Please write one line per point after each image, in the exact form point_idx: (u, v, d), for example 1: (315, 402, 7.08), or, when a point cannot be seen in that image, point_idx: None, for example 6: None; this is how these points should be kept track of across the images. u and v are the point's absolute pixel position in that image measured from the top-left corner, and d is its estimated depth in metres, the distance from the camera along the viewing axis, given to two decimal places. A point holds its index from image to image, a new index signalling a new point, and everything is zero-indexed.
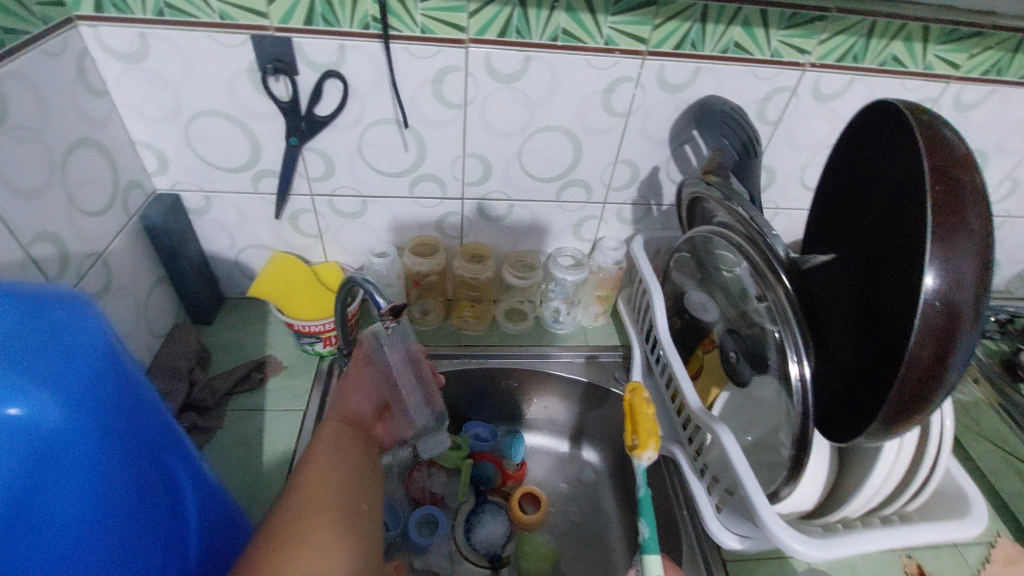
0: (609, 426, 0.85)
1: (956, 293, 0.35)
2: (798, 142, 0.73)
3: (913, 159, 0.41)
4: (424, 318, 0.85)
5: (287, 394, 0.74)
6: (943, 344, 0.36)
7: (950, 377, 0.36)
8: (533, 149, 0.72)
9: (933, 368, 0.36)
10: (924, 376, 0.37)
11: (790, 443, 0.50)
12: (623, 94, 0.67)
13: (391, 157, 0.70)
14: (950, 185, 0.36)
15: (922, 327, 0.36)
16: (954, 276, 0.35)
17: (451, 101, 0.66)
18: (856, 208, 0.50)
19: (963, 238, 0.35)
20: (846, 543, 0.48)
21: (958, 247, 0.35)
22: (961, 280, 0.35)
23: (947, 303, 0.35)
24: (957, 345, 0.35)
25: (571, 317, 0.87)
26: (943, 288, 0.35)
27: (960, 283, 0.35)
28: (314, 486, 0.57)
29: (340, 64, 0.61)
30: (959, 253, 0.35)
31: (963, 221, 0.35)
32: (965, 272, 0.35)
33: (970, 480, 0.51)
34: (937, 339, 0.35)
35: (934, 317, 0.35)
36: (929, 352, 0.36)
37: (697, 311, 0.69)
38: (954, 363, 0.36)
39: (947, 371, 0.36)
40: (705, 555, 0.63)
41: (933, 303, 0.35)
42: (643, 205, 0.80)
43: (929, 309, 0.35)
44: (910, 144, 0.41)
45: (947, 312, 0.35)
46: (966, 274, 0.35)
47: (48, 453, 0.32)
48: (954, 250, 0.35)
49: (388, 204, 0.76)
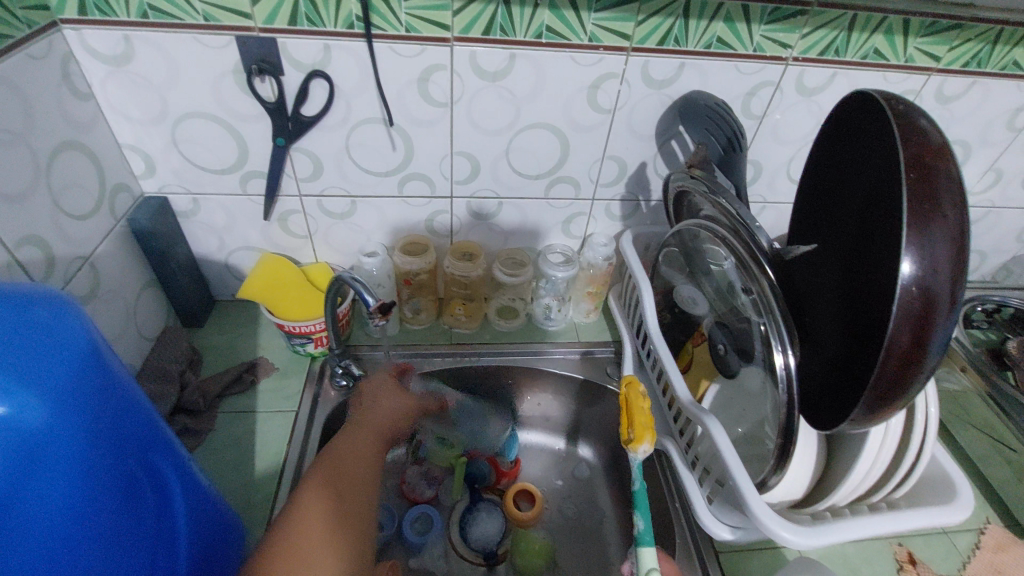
0: (603, 421, 0.86)
1: (932, 279, 0.35)
2: (784, 136, 0.74)
3: (889, 148, 0.41)
4: (416, 317, 0.85)
5: (280, 395, 0.74)
6: (920, 329, 0.36)
7: (929, 362, 0.37)
8: (520, 147, 0.72)
9: (912, 354, 0.37)
10: (903, 361, 0.37)
11: (777, 432, 0.50)
12: (609, 90, 0.67)
13: (379, 156, 0.71)
14: (925, 173, 0.37)
15: (898, 314, 0.36)
16: (931, 263, 0.35)
17: (437, 100, 0.66)
18: (835, 199, 0.51)
19: (937, 226, 0.36)
20: (834, 530, 0.49)
21: (934, 235, 0.35)
22: (937, 266, 0.35)
23: (924, 290, 0.35)
24: (935, 330, 0.36)
25: (563, 314, 0.87)
26: (919, 275, 0.35)
27: (936, 269, 0.35)
28: (308, 492, 0.57)
29: (326, 63, 0.61)
30: (934, 241, 0.35)
31: (937, 208, 0.36)
32: (940, 259, 0.35)
33: (956, 465, 0.52)
34: (914, 326, 0.36)
35: (911, 303, 0.36)
36: (907, 337, 0.36)
37: (687, 305, 0.69)
38: (933, 348, 0.36)
39: (925, 357, 0.37)
40: (698, 547, 0.64)
41: (911, 289, 0.36)
42: (632, 201, 0.80)
43: (907, 296, 0.36)
44: (886, 134, 0.42)
45: (924, 298, 0.36)
46: (941, 261, 0.35)
47: (36, 452, 0.32)
48: (928, 237, 0.35)
49: (378, 204, 0.76)
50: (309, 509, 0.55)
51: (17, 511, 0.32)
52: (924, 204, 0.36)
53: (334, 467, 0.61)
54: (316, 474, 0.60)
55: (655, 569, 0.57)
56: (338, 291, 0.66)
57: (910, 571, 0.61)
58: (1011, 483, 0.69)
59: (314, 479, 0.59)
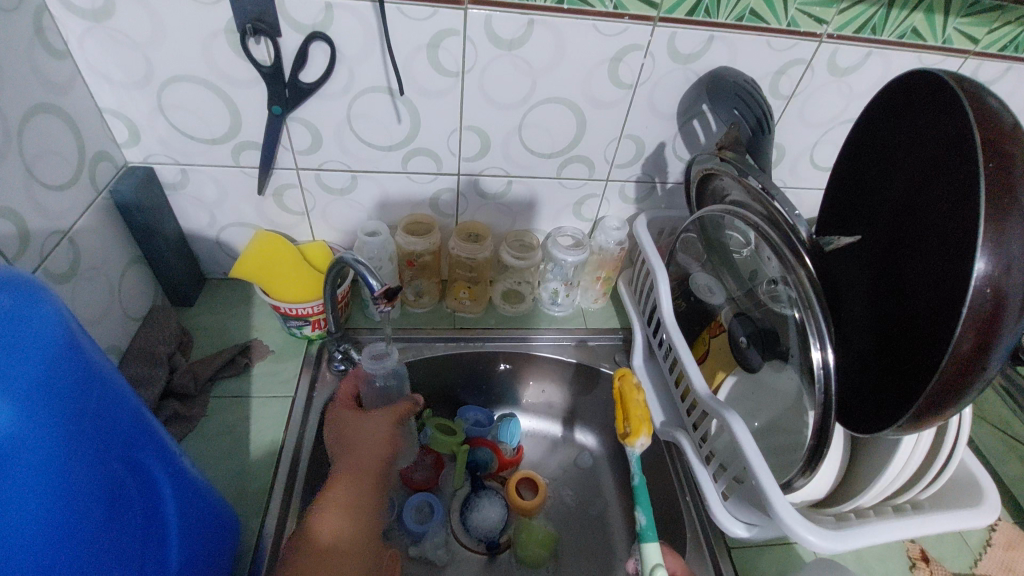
0: (605, 409, 0.84)
1: (1004, 279, 0.32)
2: (810, 117, 0.70)
3: (953, 133, 0.38)
4: (418, 300, 0.82)
5: (275, 379, 0.71)
6: (986, 335, 0.33)
7: (991, 368, 0.34)
8: (534, 122, 0.67)
9: (973, 360, 0.34)
10: (963, 367, 0.35)
11: (810, 431, 0.48)
12: (632, 64, 0.63)
13: (382, 128, 0.66)
14: (1003, 160, 0.34)
15: (965, 318, 0.33)
16: (1008, 262, 0.32)
17: (448, 69, 0.61)
18: (880, 188, 0.48)
19: (1015, 221, 0.32)
20: (860, 534, 0.47)
21: (1011, 230, 0.32)
22: (1012, 266, 0.32)
23: (997, 292, 0.33)
24: (1001, 337, 0.33)
25: (570, 300, 0.84)
26: (991, 275, 0.33)
27: (1012, 268, 0.32)
28: (324, 509, 0.59)
29: (327, 25, 0.56)
30: (1011, 237, 0.32)
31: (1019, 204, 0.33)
32: (1016, 258, 0.32)
33: (983, 467, 0.50)
34: (979, 330, 0.33)
35: (980, 305, 0.33)
36: (970, 343, 0.34)
37: (703, 294, 0.67)
38: (998, 355, 0.34)
39: (986, 365, 0.34)
40: (709, 541, 0.62)
41: (983, 291, 0.33)
42: (648, 183, 0.76)
43: (975, 301, 0.33)
44: (951, 120, 0.39)
45: (998, 302, 0.33)
46: (1017, 260, 0.32)
47: (23, 451, 0.28)
48: (1005, 231, 0.32)
49: (380, 179, 0.71)
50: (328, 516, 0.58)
51: (12, 520, 0.28)
52: (1002, 196, 0.33)
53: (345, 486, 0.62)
54: (329, 495, 0.60)
55: (661, 565, 0.55)
56: (340, 272, 0.62)
57: (922, 568, 0.60)
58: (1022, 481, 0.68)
59: (340, 486, 0.61)
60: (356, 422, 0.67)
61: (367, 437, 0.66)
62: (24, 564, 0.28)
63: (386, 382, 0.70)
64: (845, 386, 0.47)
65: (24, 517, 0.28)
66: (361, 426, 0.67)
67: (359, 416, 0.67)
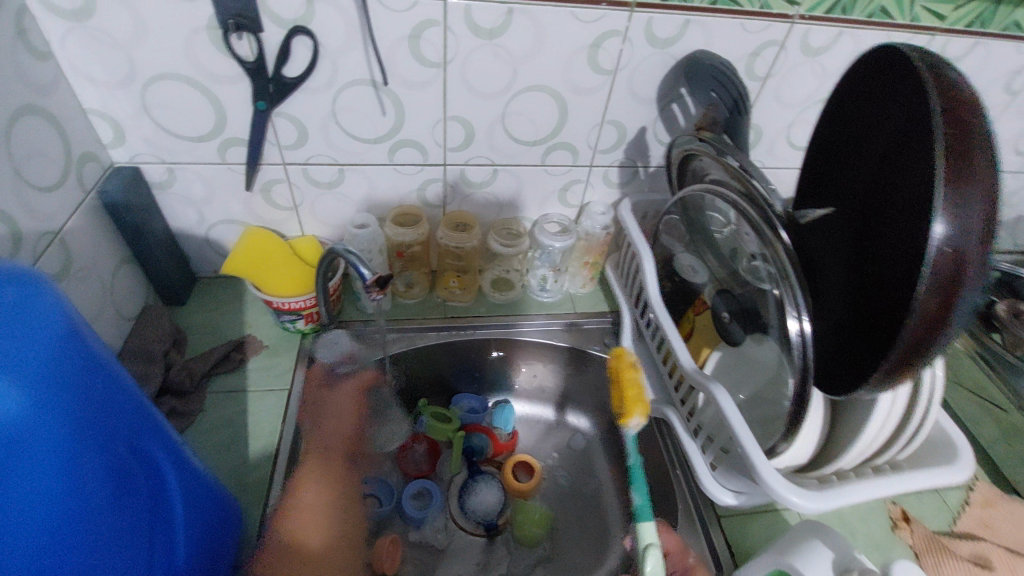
0: (597, 391, 0.85)
1: (963, 239, 0.34)
2: (785, 98, 0.72)
3: (914, 103, 0.40)
4: (409, 291, 0.83)
5: (270, 373, 0.72)
6: (949, 292, 0.35)
7: (953, 324, 0.36)
8: (517, 110, 0.68)
9: (938, 316, 0.36)
10: (930, 324, 0.36)
11: (790, 398, 0.49)
12: (610, 50, 0.64)
13: (367, 121, 0.67)
14: (962, 129, 0.36)
15: (929, 277, 0.35)
16: (965, 223, 0.34)
17: (430, 60, 0.62)
18: (851, 162, 0.49)
19: (972, 185, 0.34)
20: (840, 494, 0.49)
21: (969, 193, 0.34)
22: (970, 226, 0.34)
23: (957, 252, 0.34)
24: (962, 294, 0.35)
25: (558, 286, 0.86)
26: (950, 236, 0.35)
27: (970, 229, 0.34)
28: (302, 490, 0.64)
29: (309, 19, 0.57)
30: (969, 200, 0.34)
31: (974, 168, 0.34)
32: (972, 219, 0.34)
33: (957, 427, 0.52)
34: (943, 288, 0.35)
35: (942, 265, 0.35)
36: (935, 301, 0.36)
37: (687, 274, 0.68)
38: (960, 311, 0.36)
39: (950, 321, 0.36)
40: (699, 511, 0.64)
41: (944, 250, 0.35)
42: (631, 167, 0.78)
43: (937, 261, 0.35)
44: (913, 92, 0.40)
45: (957, 261, 0.35)
46: (975, 221, 0.34)
47: (33, 437, 0.29)
48: (964, 195, 0.34)
49: (367, 172, 0.72)
50: (308, 499, 0.64)
51: (17, 505, 0.28)
52: (960, 163, 0.35)
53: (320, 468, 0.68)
54: (303, 478, 0.65)
55: (656, 544, 0.57)
56: (331, 264, 0.62)
57: (904, 528, 0.63)
58: (999, 443, 0.71)
59: (311, 469, 0.67)
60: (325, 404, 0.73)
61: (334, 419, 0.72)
62: (33, 544, 0.29)
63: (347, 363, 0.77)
64: (825, 354, 0.49)
65: (37, 502, 0.30)
66: (331, 409, 0.73)
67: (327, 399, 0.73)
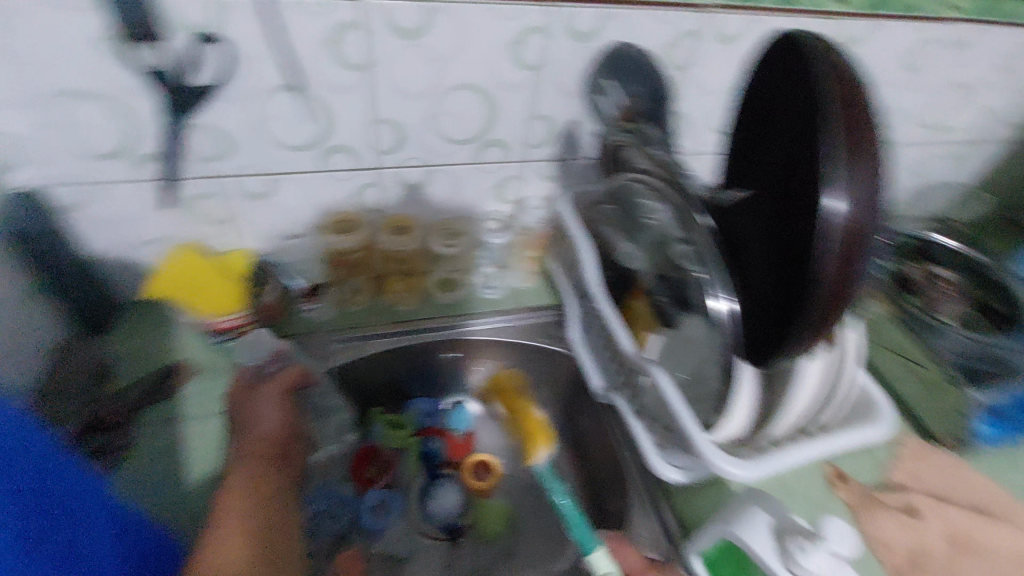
0: (549, 383, 0.86)
1: (861, 212, 0.38)
2: (705, 85, 0.74)
3: (808, 89, 0.44)
4: (354, 297, 0.81)
5: (208, 397, 0.69)
6: (851, 259, 0.39)
7: (853, 288, 0.40)
8: (446, 109, 0.68)
9: (842, 282, 0.40)
10: (837, 290, 0.40)
11: (721, 370, 0.52)
12: (534, 45, 0.64)
13: (291, 128, 0.64)
14: (852, 112, 0.39)
15: (835, 246, 0.39)
16: (862, 197, 0.38)
17: (352, 62, 0.60)
18: (759, 151, 0.53)
19: (864, 162, 0.38)
20: (774, 459, 0.51)
21: (862, 170, 0.38)
22: (864, 200, 0.38)
23: (855, 223, 0.38)
24: (860, 260, 0.39)
25: (502, 281, 0.87)
26: (851, 209, 0.38)
27: (866, 203, 0.38)
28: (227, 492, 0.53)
29: (218, 24, 0.55)
30: (863, 176, 0.38)
31: (864, 148, 0.39)
32: (867, 193, 0.38)
33: (877, 389, 0.56)
34: (846, 256, 0.39)
35: (843, 236, 0.39)
36: (840, 269, 0.39)
37: (625, 260, 0.69)
38: (858, 276, 0.40)
39: (851, 286, 0.40)
40: (652, 492, 0.66)
41: (845, 223, 0.39)
42: (565, 160, 0.79)
43: (839, 232, 0.39)
44: (806, 79, 0.44)
45: (854, 232, 0.39)
46: (868, 194, 0.38)
47: None
48: (858, 172, 0.38)
49: (296, 181, 0.70)
50: (235, 497, 0.53)
51: None
52: (852, 143, 0.39)
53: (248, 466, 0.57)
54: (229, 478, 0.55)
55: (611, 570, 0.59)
56: None
57: (840, 487, 0.66)
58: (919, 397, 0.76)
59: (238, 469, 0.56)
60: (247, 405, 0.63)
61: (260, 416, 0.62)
62: None
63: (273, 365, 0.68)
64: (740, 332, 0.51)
65: None
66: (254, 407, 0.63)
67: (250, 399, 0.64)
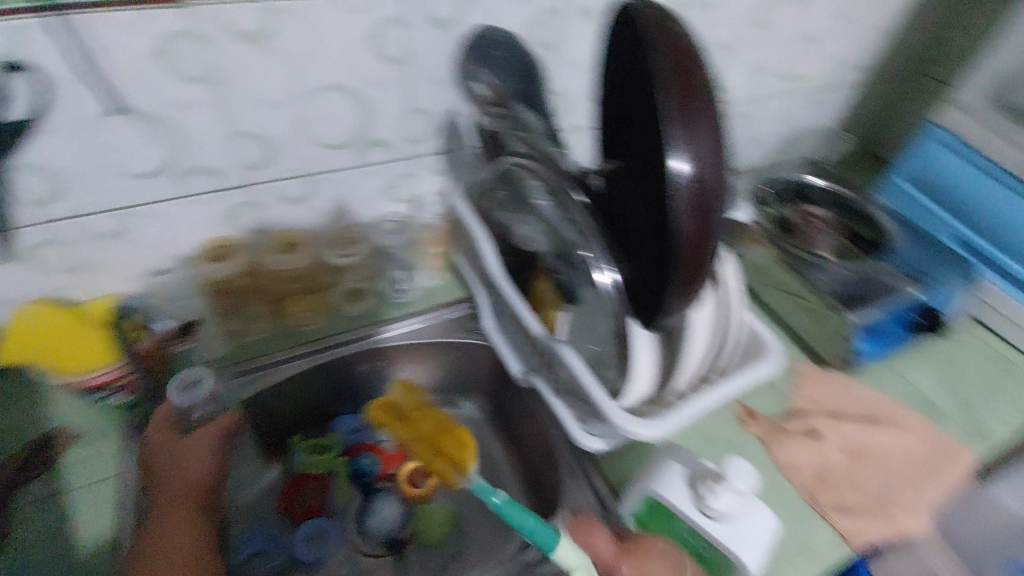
0: (473, 377, 0.86)
1: (702, 170, 0.41)
2: (576, 60, 0.75)
3: (639, 55, 0.45)
4: (249, 326, 0.75)
5: (93, 462, 0.62)
6: (702, 215, 0.41)
7: (710, 241, 0.43)
8: (310, 113, 0.64)
9: (699, 238, 0.42)
10: (696, 246, 0.42)
11: (617, 337, 0.54)
12: (392, 37, 0.62)
13: (135, 154, 0.58)
14: (685, 75, 0.41)
15: (685, 206, 0.41)
16: (701, 157, 0.40)
17: (190, 75, 0.55)
18: (616, 122, 0.53)
19: (699, 124, 0.40)
20: (680, 412, 0.54)
21: (697, 131, 0.40)
22: (704, 158, 0.41)
23: (699, 181, 0.41)
24: (710, 214, 0.42)
25: (411, 283, 0.83)
26: (693, 169, 0.40)
27: (704, 161, 0.41)
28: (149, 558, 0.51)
29: (15, 49, 0.48)
30: (699, 136, 0.40)
31: (698, 110, 0.41)
32: (704, 152, 0.41)
33: (765, 327, 0.60)
34: (698, 214, 0.41)
35: (691, 194, 0.41)
36: (694, 226, 0.42)
37: (525, 244, 0.68)
38: (711, 229, 0.42)
39: (708, 239, 0.43)
40: (583, 465, 0.67)
41: (690, 183, 0.41)
42: (450, 151, 0.77)
43: (687, 191, 0.41)
44: (637, 45, 0.45)
45: (699, 190, 0.41)
46: (706, 153, 0.41)
47: None
48: (694, 133, 0.40)
49: (156, 211, 0.64)
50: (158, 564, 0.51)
51: None
52: (688, 106, 0.40)
53: (170, 523, 0.55)
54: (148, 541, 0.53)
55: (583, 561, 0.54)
56: None
57: (751, 424, 0.71)
58: (809, 327, 0.83)
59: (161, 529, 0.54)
60: (173, 450, 0.60)
61: (190, 462, 0.60)
62: None
63: (208, 410, 0.65)
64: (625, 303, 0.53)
65: None
66: (178, 452, 0.60)
67: (179, 446, 0.61)
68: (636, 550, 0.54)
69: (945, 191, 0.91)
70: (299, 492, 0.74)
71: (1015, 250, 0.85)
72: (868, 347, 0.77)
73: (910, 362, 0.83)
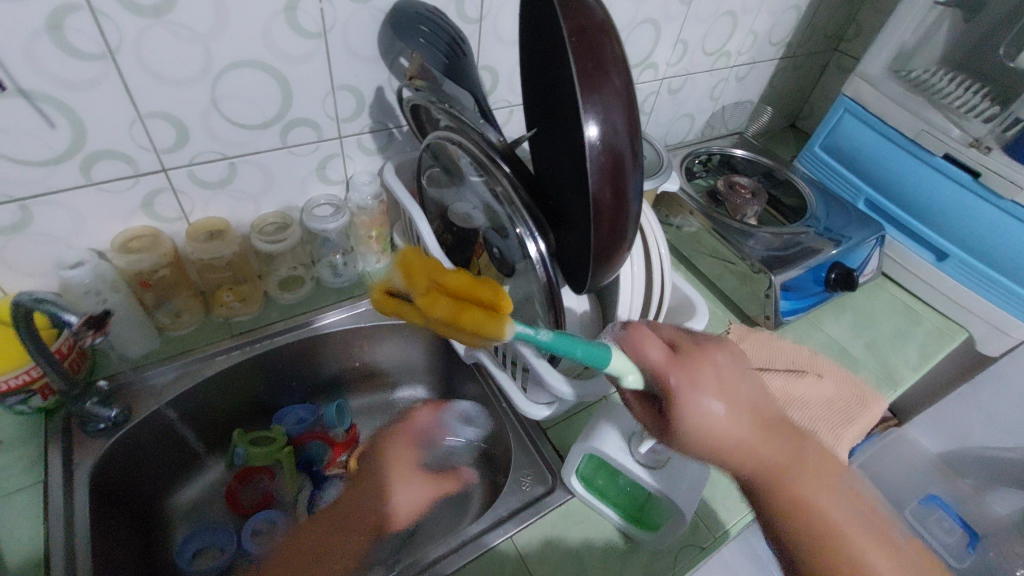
0: (421, 358, 0.86)
1: (614, 137, 0.42)
2: (504, 35, 0.75)
3: (550, 23, 0.45)
4: (177, 321, 0.73)
5: (12, 471, 0.59)
6: (616, 182, 0.43)
7: (627, 206, 0.45)
8: (228, 92, 0.61)
9: (615, 204, 0.44)
10: (613, 211, 0.44)
11: (550, 305, 0.56)
12: (310, 10, 0.60)
13: (33, 139, 0.54)
14: (592, 44, 0.42)
15: (599, 173, 0.43)
16: (611, 124, 0.42)
17: (89, 52, 0.51)
18: (539, 92, 0.54)
19: (608, 92, 0.42)
20: None
21: (607, 99, 0.42)
22: (615, 126, 0.42)
23: (611, 148, 0.42)
24: (625, 180, 0.44)
25: (350, 268, 0.82)
26: (604, 136, 0.42)
27: (616, 128, 0.42)
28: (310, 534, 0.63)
29: None
30: (609, 104, 0.42)
31: (606, 76, 0.42)
32: (615, 119, 0.42)
33: (691, 288, 0.64)
34: (611, 180, 0.43)
35: (604, 161, 0.42)
36: (609, 191, 0.44)
37: (462, 221, 0.69)
38: (627, 195, 0.45)
39: (624, 204, 0.45)
40: (530, 433, 0.69)
41: (603, 150, 0.42)
42: (383, 130, 0.76)
43: (600, 158, 0.42)
44: (548, 14, 0.45)
45: (611, 156, 0.43)
46: (617, 120, 0.42)
47: None
48: (605, 101, 0.42)
49: (63, 201, 0.59)
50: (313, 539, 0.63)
51: None
52: (597, 75, 0.42)
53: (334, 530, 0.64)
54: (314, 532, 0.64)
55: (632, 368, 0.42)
56: (26, 318, 0.52)
57: None
58: (737, 289, 0.88)
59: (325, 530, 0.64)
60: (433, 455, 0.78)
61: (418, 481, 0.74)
62: None
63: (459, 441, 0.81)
64: (557, 270, 0.55)
65: None
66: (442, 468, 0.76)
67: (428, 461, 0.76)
68: (690, 357, 0.42)
69: (853, 156, 0.98)
70: (247, 484, 0.75)
71: (918, 210, 0.90)
72: (788, 306, 0.82)
73: (828, 317, 0.90)
